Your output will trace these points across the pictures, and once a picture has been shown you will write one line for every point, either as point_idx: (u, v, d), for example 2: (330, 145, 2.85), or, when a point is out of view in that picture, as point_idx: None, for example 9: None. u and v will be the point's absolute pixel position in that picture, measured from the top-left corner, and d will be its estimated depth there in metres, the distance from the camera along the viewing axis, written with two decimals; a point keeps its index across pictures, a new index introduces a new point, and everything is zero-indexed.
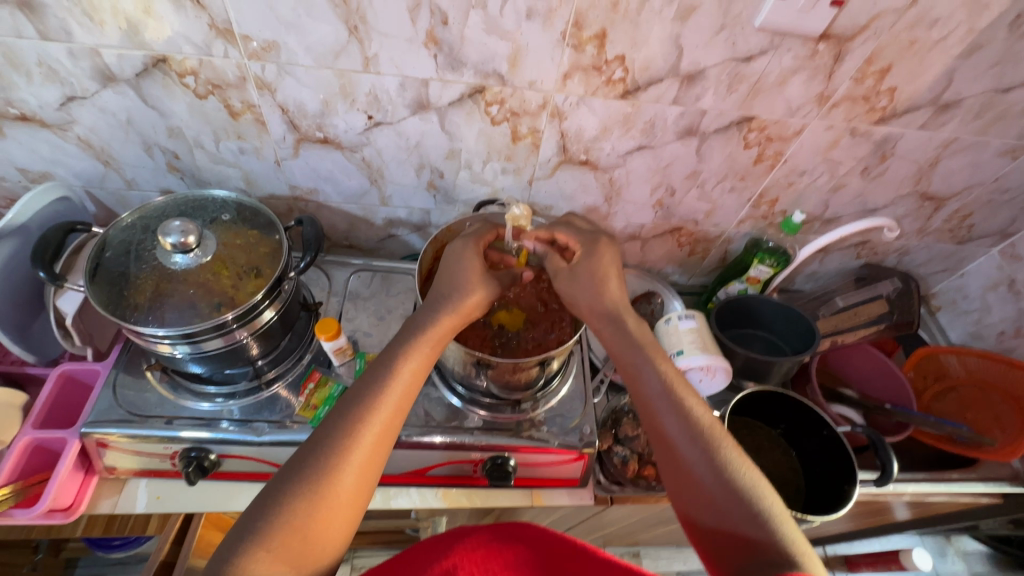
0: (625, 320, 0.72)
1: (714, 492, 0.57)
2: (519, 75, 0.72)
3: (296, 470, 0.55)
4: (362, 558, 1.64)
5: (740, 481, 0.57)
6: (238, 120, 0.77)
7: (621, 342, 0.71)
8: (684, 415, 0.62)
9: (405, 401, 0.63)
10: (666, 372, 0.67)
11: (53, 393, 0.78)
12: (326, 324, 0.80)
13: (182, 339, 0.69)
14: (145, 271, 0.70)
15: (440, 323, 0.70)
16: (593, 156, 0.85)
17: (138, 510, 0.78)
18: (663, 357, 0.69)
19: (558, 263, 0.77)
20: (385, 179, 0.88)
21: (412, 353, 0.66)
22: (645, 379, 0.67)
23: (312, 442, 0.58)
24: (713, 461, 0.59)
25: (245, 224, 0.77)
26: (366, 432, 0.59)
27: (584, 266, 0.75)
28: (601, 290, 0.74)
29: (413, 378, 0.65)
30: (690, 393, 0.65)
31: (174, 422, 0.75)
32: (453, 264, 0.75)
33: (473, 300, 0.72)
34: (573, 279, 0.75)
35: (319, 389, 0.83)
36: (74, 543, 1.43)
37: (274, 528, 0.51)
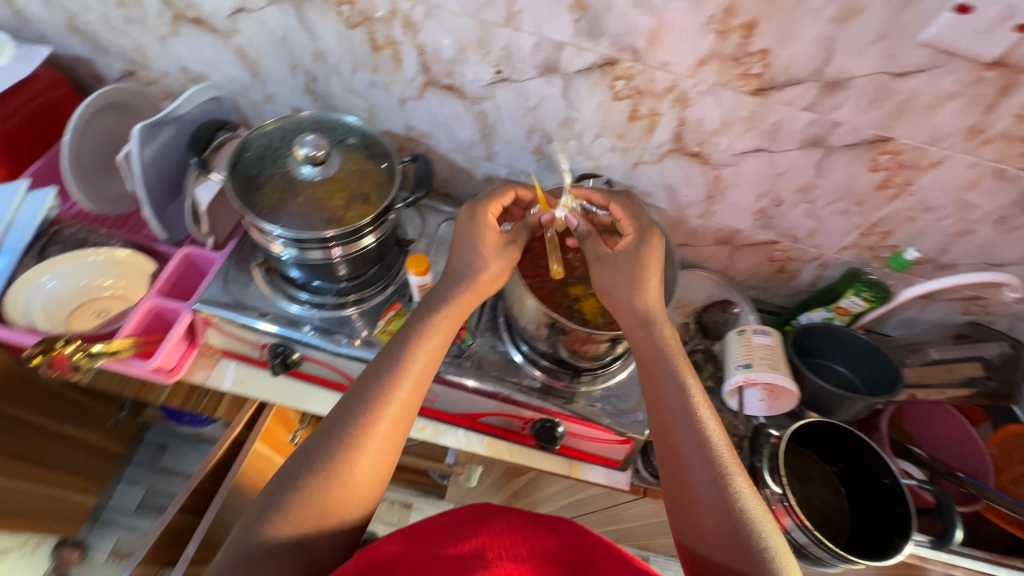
0: (657, 327, 0.71)
1: (712, 527, 0.59)
2: (655, 54, 0.72)
3: (319, 447, 0.61)
4: (387, 491, 1.75)
5: (739, 520, 0.59)
6: (378, 54, 0.82)
7: (646, 345, 0.71)
8: (695, 436, 0.64)
9: (424, 377, 0.68)
10: (689, 387, 0.68)
11: (176, 269, 0.87)
12: (417, 258, 0.84)
13: (292, 243, 0.76)
14: (277, 176, 0.78)
15: (457, 304, 0.74)
16: (706, 149, 0.84)
17: (224, 387, 0.87)
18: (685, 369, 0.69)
19: (599, 249, 0.76)
20: (496, 136, 0.91)
21: (431, 339, 0.70)
22: (670, 398, 0.67)
23: (332, 420, 0.63)
24: (714, 487, 0.61)
25: (366, 152, 0.82)
26: (383, 409, 0.63)
27: (626, 258, 0.74)
28: (642, 287, 0.72)
29: (426, 358, 0.69)
30: (705, 408, 0.66)
31: (267, 316, 0.83)
32: (472, 242, 0.75)
33: (496, 276, 0.75)
34: (610, 259, 0.75)
35: (396, 320, 0.87)
36: (151, 410, 1.60)
37: (303, 499, 0.57)
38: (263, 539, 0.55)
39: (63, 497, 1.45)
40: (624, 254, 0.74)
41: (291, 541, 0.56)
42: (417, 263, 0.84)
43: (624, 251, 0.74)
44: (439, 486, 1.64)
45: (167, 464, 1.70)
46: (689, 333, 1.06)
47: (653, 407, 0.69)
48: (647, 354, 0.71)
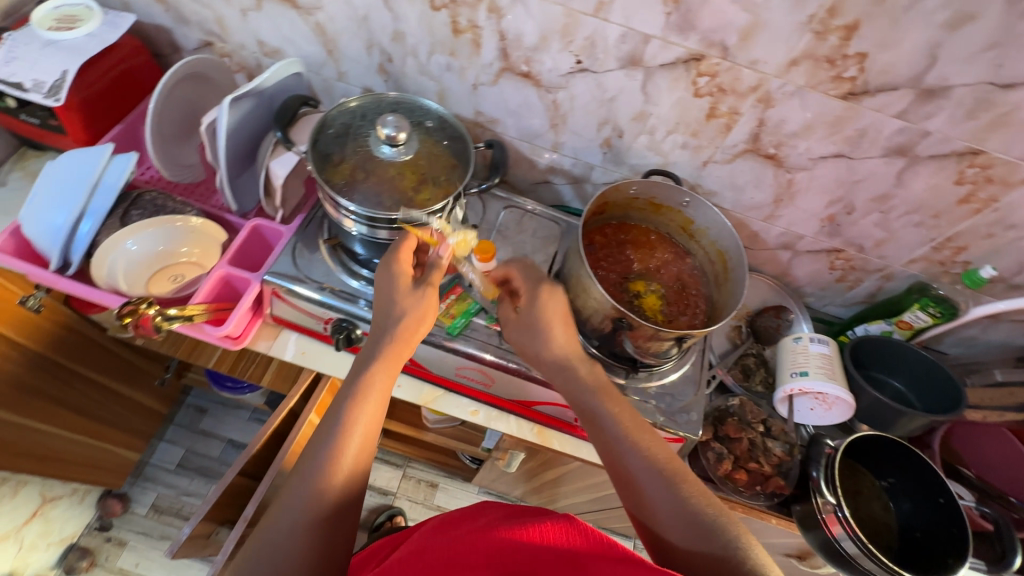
0: (583, 374, 0.72)
1: (690, 550, 0.56)
2: (745, 52, 0.71)
3: (272, 536, 0.55)
4: (414, 470, 1.79)
5: (714, 532, 0.56)
6: (458, 38, 0.82)
7: (576, 388, 0.71)
8: (640, 453, 0.63)
9: (371, 435, 0.63)
10: (619, 416, 0.67)
11: (246, 240, 0.89)
12: (485, 244, 0.79)
13: (365, 221, 0.77)
14: (357, 155, 0.79)
15: (390, 357, 0.68)
16: (782, 151, 0.82)
17: (286, 357, 0.90)
18: (619, 401, 0.70)
19: (507, 313, 0.78)
20: (565, 126, 0.90)
21: (372, 394, 0.65)
22: (616, 445, 0.65)
23: (274, 513, 0.57)
24: (676, 505, 0.58)
25: (442, 137, 0.83)
26: (329, 484, 0.58)
27: (529, 308, 0.74)
28: (550, 336, 0.73)
29: (369, 416, 0.64)
30: (640, 431, 0.66)
31: (333, 292, 0.85)
32: (395, 303, 0.71)
33: (426, 320, 0.71)
34: (521, 320, 0.75)
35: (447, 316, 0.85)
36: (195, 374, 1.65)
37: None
38: None
39: (111, 451, 1.49)
40: (525, 309, 0.74)
41: None
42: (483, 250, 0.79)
43: (525, 305, 0.75)
44: (466, 468, 1.66)
45: (205, 427, 1.75)
46: (741, 336, 1.04)
47: (609, 461, 0.65)
48: (580, 399, 0.70)
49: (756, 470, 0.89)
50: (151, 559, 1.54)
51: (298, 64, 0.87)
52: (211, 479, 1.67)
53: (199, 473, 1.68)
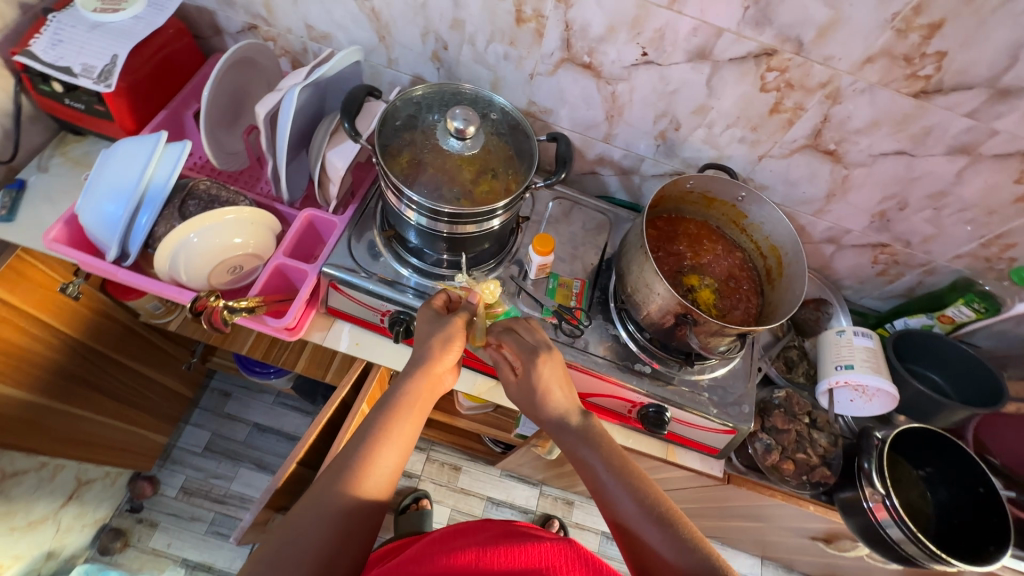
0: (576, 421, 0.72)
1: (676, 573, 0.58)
2: (820, 48, 0.70)
3: (295, 531, 0.59)
4: (437, 453, 1.82)
5: (700, 557, 0.58)
6: (520, 27, 0.80)
7: (569, 436, 0.72)
8: (634, 495, 0.63)
9: (398, 460, 0.66)
10: (616, 462, 0.67)
11: (300, 231, 0.89)
12: (542, 238, 0.87)
13: (429, 214, 0.76)
14: (421, 147, 0.78)
15: (414, 388, 0.70)
16: (842, 148, 0.82)
17: (340, 348, 0.90)
18: (611, 446, 0.69)
19: (507, 377, 0.77)
20: (621, 118, 0.89)
21: (402, 417, 0.68)
22: (609, 494, 0.65)
23: (290, 532, 0.59)
24: (677, 549, 0.59)
25: (504, 130, 0.82)
26: (346, 506, 0.61)
27: (524, 383, 0.74)
28: (550, 398, 0.73)
29: (399, 441, 0.67)
30: (633, 472, 0.66)
31: (390, 283, 0.85)
32: (432, 334, 0.73)
33: (450, 355, 0.73)
34: (522, 385, 0.75)
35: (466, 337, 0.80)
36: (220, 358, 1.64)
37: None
38: None
39: (142, 435, 1.50)
40: (523, 379, 0.74)
41: None
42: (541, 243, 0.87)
43: (523, 375, 0.74)
44: (490, 452, 1.69)
45: (230, 410, 1.75)
46: (783, 329, 1.04)
47: (609, 513, 0.65)
48: (571, 445, 0.71)
49: (803, 461, 0.92)
50: (184, 539, 1.55)
51: (359, 52, 0.85)
52: (239, 461, 1.68)
53: (226, 456, 1.69)
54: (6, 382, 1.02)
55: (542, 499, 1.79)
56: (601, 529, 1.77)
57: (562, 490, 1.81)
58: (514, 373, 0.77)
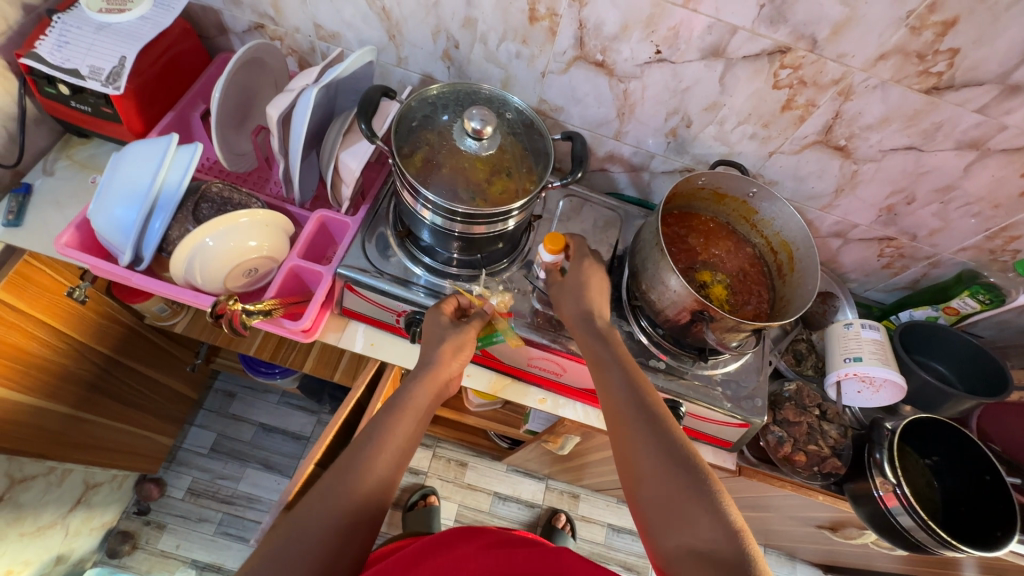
0: (601, 324, 0.76)
1: (655, 467, 0.59)
2: (834, 45, 0.71)
3: (302, 527, 0.57)
4: (443, 450, 1.82)
5: (680, 455, 0.59)
6: (533, 25, 0.80)
7: (591, 336, 0.75)
8: (635, 395, 0.66)
9: (403, 460, 0.66)
10: (626, 366, 0.71)
11: (313, 232, 0.89)
12: (553, 237, 0.82)
13: (445, 215, 0.76)
14: (436, 147, 0.78)
15: (420, 391, 0.71)
16: (852, 143, 0.83)
17: (356, 349, 0.90)
18: (626, 354, 0.72)
19: (556, 279, 0.84)
20: (632, 115, 0.90)
21: (406, 414, 0.69)
22: (613, 389, 0.68)
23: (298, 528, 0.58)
24: (660, 443, 0.61)
25: (518, 129, 0.82)
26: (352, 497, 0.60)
27: (573, 275, 0.81)
28: (588, 296, 0.79)
29: (404, 440, 0.67)
30: (639, 375, 0.69)
31: (404, 284, 0.85)
32: (441, 335, 0.76)
33: (456, 361, 0.76)
34: (565, 285, 0.81)
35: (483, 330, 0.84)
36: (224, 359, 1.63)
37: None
38: None
39: (148, 437, 1.49)
40: (568, 275, 0.81)
41: None
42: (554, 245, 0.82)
43: (569, 273, 0.81)
44: (497, 448, 1.70)
45: (235, 411, 1.75)
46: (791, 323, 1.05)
47: (609, 407, 0.68)
48: (591, 345, 0.74)
49: (814, 452, 0.94)
50: (192, 541, 1.55)
51: (371, 52, 0.84)
52: (246, 461, 1.68)
53: (232, 456, 1.68)
54: (16, 388, 1.01)
55: (548, 493, 1.81)
56: (607, 521, 1.79)
57: (568, 484, 1.83)
58: (561, 276, 0.84)
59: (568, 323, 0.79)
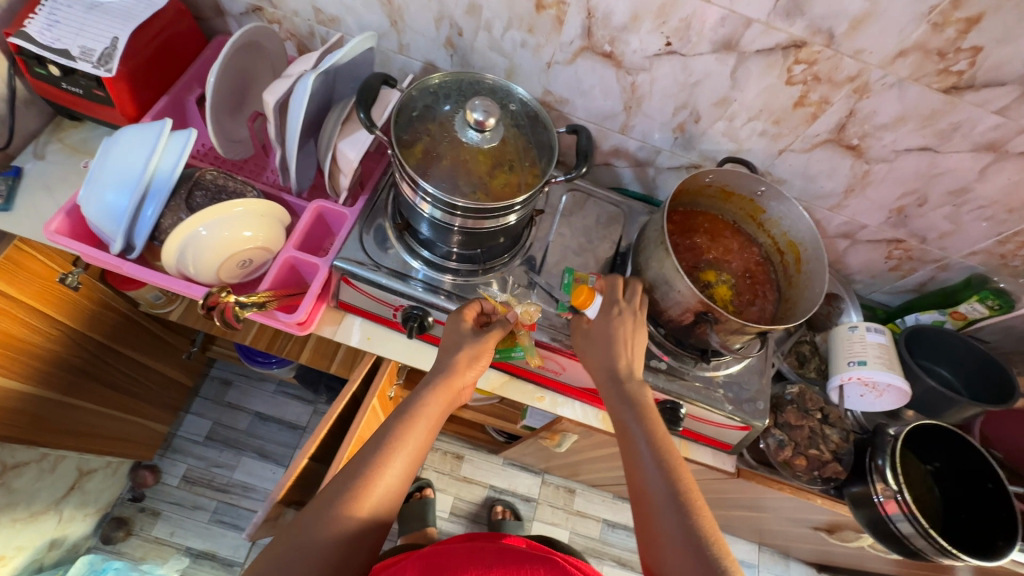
0: (633, 387, 0.72)
1: (680, 557, 0.58)
2: (851, 40, 0.68)
3: (294, 546, 0.57)
4: (439, 443, 1.81)
5: (706, 548, 0.57)
6: (540, 14, 0.77)
7: (618, 397, 0.72)
8: (666, 478, 0.63)
9: (412, 469, 0.66)
10: (653, 435, 0.68)
11: (309, 222, 0.87)
12: (581, 292, 0.80)
13: (445, 208, 0.74)
14: (437, 139, 0.76)
15: (430, 401, 0.70)
16: (865, 143, 0.81)
17: (352, 342, 0.88)
18: (656, 421, 0.69)
19: (580, 322, 0.79)
20: (639, 109, 0.87)
21: (418, 423, 0.69)
22: (641, 466, 0.65)
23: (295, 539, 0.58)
24: (686, 530, 0.59)
25: (522, 121, 0.79)
26: (348, 514, 0.60)
27: (601, 325, 0.76)
28: (616, 350, 0.75)
29: (413, 453, 0.67)
30: (669, 450, 0.66)
31: (403, 277, 0.83)
32: (455, 345, 0.75)
33: (468, 372, 0.74)
34: (594, 331, 0.77)
35: (504, 342, 0.83)
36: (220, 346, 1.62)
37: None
38: None
39: (142, 425, 1.48)
40: (596, 324, 0.77)
41: None
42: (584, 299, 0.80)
43: (597, 321, 0.77)
44: (494, 441, 1.69)
45: (231, 399, 1.74)
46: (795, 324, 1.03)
47: (636, 481, 0.66)
48: (617, 410, 0.71)
49: (814, 456, 0.92)
50: (186, 528, 1.55)
51: (372, 37, 0.81)
52: (241, 450, 1.67)
53: (227, 445, 1.68)
54: (7, 375, 1.00)
55: (544, 487, 1.81)
56: (603, 517, 1.79)
57: (564, 478, 1.83)
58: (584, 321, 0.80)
59: (594, 376, 0.76)
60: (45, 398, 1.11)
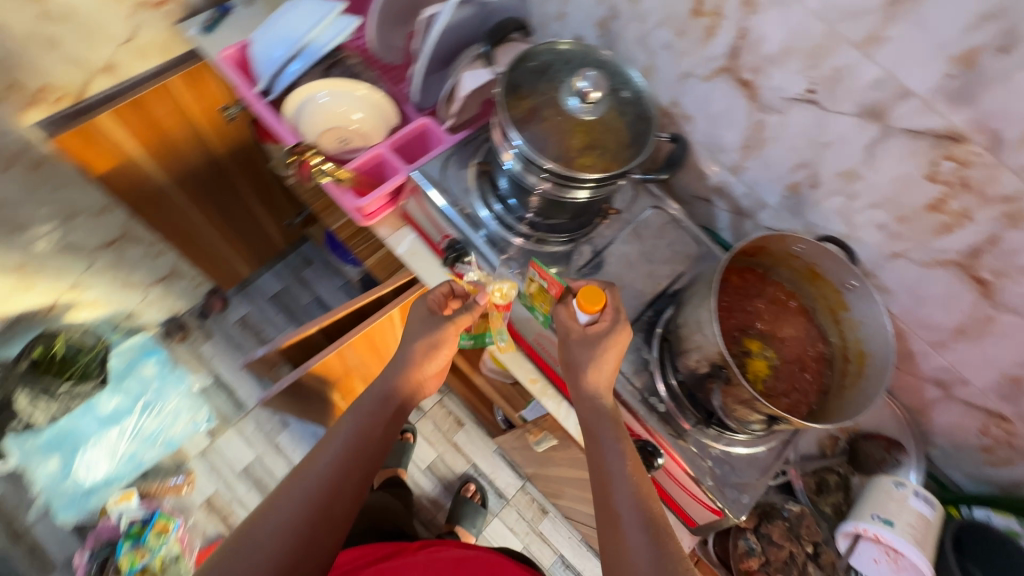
0: (603, 402, 0.74)
1: (644, 571, 0.60)
2: (1020, 154, 0.59)
3: (295, 490, 0.69)
4: (448, 402, 1.87)
5: (670, 565, 0.61)
6: (694, 20, 0.76)
7: (593, 413, 0.74)
8: (636, 496, 0.66)
9: (380, 447, 0.77)
10: (629, 470, 0.69)
11: (410, 133, 0.94)
12: (586, 290, 0.74)
13: (520, 161, 0.76)
14: (543, 96, 0.77)
15: (400, 388, 0.82)
16: (998, 282, 0.69)
17: (397, 250, 0.94)
18: (629, 440, 0.72)
19: (560, 327, 0.76)
20: (758, 152, 0.82)
21: (388, 407, 0.80)
22: (613, 483, 0.68)
23: (297, 486, 0.69)
24: (653, 551, 0.62)
25: (631, 112, 0.79)
26: (334, 473, 0.71)
27: (588, 341, 0.74)
28: (598, 369, 0.73)
29: (382, 433, 0.78)
30: (638, 470, 0.70)
31: (463, 211, 0.87)
32: (423, 329, 0.82)
33: (443, 354, 0.83)
34: (573, 345, 0.74)
35: (479, 325, 0.89)
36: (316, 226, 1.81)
37: (281, 539, 0.64)
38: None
39: (230, 259, 1.69)
40: (566, 340, 0.75)
41: None
42: (587, 292, 0.74)
43: (572, 339, 0.75)
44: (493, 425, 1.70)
45: (305, 276, 1.93)
46: (833, 449, 0.94)
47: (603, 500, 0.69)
48: (595, 423, 0.74)
49: None
50: (223, 360, 1.77)
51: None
52: (292, 320, 1.86)
53: (285, 311, 1.88)
54: (155, 160, 1.20)
55: (519, 493, 1.78)
56: (561, 552, 1.72)
57: (541, 496, 1.79)
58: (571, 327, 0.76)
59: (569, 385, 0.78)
60: (174, 193, 1.32)
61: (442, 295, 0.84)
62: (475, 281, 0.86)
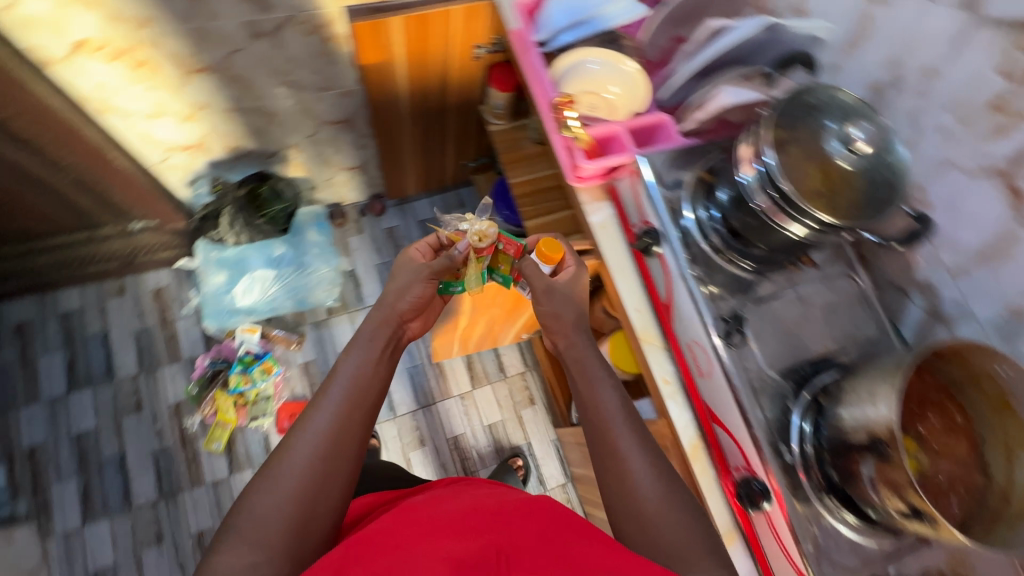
0: (574, 352, 0.94)
1: (659, 507, 0.74)
2: None
3: (306, 426, 0.79)
4: (530, 378, 1.94)
5: (679, 506, 0.75)
6: (988, 114, 0.76)
7: (570, 362, 0.94)
8: (642, 449, 0.79)
9: (379, 368, 0.90)
10: (626, 420, 0.83)
11: (649, 122, 1.00)
12: (548, 242, 1.00)
13: (756, 181, 0.80)
14: (806, 130, 0.80)
15: (382, 325, 0.96)
16: None
17: (592, 218, 1.02)
18: (620, 399, 0.86)
19: (534, 274, 1.00)
20: (993, 263, 0.80)
21: (378, 340, 0.93)
22: (619, 432, 0.81)
23: (312, 421, 0.79)
24: (667, 492, 0.76)
25: (885, 178, 0.78)
26: (344, 400, 0.82)
27: (564, 292, 0.99)
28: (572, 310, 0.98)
29: (376, 360, 0.91)
30: (639, 422, 0.84)
31: (671, 206, 0.93)
32: (410, 271, 1.02)
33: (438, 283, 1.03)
34: (545, 287, 0.99)
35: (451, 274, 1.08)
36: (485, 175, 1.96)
37: (306, 463, 0.75)
38: (271, 512, 0.70)
39: (401, 171, 1.86)
40: (544, 287, 0.98)
41: (324, 505, 0.74)
42: (549, 244, 1.00)
43: (546, 286, 0.98)
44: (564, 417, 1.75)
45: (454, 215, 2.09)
46: None
47: (604, 448, 0.81)
48: (592, 377, 0.89)
49: None
50: (363, 256, 1.97)
51: (825, 31, 0.92)
52: None
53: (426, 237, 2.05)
54: (410, 67, 1.37)
55: (557, 488, 1.82)
56: None
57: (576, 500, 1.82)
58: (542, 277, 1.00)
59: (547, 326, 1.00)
60: (405, 99, 1.49)
61: (426, 247, 1.07)
62: (457, 229, 1.03)
